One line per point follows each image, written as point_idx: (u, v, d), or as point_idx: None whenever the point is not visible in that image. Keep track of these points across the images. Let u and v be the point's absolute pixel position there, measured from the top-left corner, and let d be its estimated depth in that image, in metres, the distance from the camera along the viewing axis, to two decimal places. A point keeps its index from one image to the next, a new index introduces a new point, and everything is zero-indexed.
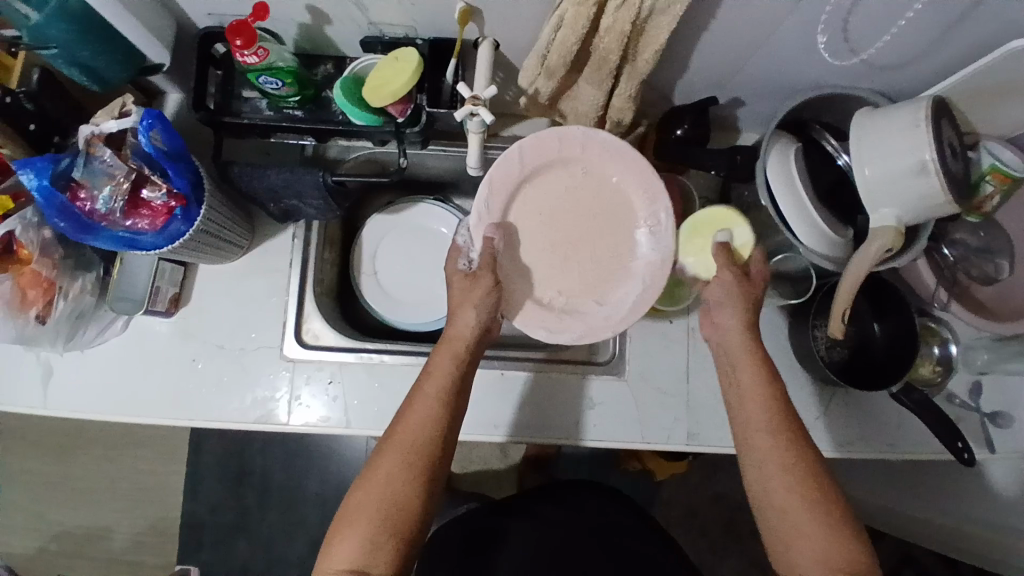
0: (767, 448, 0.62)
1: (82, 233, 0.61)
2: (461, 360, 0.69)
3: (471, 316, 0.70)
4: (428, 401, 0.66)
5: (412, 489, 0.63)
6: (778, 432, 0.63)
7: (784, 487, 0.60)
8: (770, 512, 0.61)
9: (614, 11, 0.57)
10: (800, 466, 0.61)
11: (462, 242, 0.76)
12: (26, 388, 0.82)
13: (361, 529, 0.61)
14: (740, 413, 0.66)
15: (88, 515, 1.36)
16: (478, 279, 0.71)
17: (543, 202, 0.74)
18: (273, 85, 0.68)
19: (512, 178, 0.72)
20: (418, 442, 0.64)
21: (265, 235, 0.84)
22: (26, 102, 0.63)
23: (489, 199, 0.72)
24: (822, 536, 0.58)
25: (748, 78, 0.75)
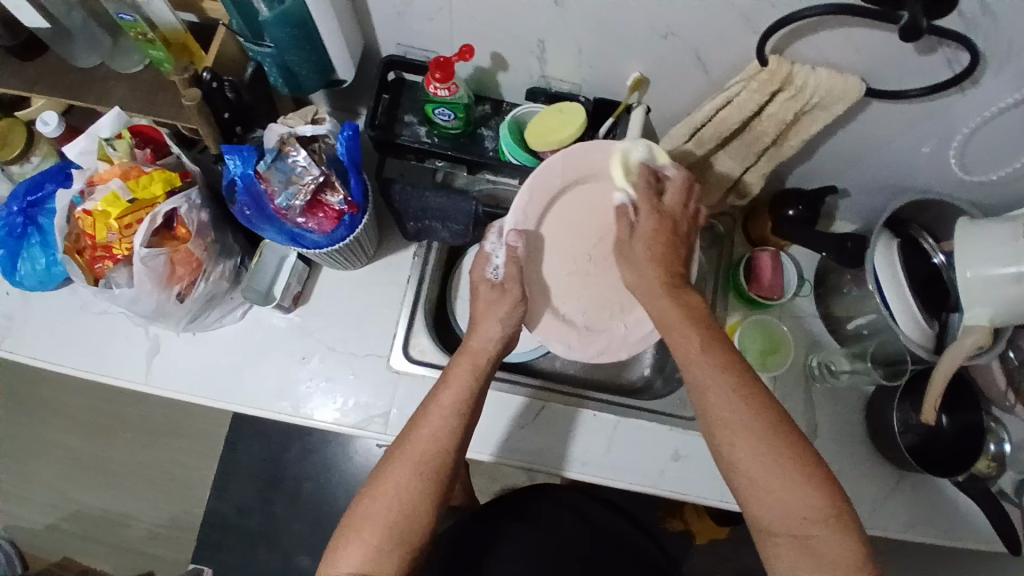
0: (727, 408, 0.57)
1: (262, 221, 0.68)
2: (480, 375, 0.66)
3: (495, 328, 0.67)
4: (442, 415, 0.63)
5: (422, 500, 0.61)
6: (733, 377, 0.58)
7: (753, 444, 0.56)
8: (738, 467, 0.57)
9: (782, 102, 0.65)
10: (764, 423, 0.56)
11: (490, 249, 0.72)
12: (135, 362, 0.84)
13: (368, 538, 0.60)
14: (689, 368, 0.60)
15: (108, 500, 1.33)
16: (505, 292, 0.68)
17: (576, 213, 0.73)
18: (445, 116, 0.73)
19: (550, 189, 0.70)
20: (430, 458, 0.62)
21: (389, 249, 0.90)
22: (229, 92, 0.66)
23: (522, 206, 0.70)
24: (796, 489, 0.55)
25: (861, 174, 0.83)
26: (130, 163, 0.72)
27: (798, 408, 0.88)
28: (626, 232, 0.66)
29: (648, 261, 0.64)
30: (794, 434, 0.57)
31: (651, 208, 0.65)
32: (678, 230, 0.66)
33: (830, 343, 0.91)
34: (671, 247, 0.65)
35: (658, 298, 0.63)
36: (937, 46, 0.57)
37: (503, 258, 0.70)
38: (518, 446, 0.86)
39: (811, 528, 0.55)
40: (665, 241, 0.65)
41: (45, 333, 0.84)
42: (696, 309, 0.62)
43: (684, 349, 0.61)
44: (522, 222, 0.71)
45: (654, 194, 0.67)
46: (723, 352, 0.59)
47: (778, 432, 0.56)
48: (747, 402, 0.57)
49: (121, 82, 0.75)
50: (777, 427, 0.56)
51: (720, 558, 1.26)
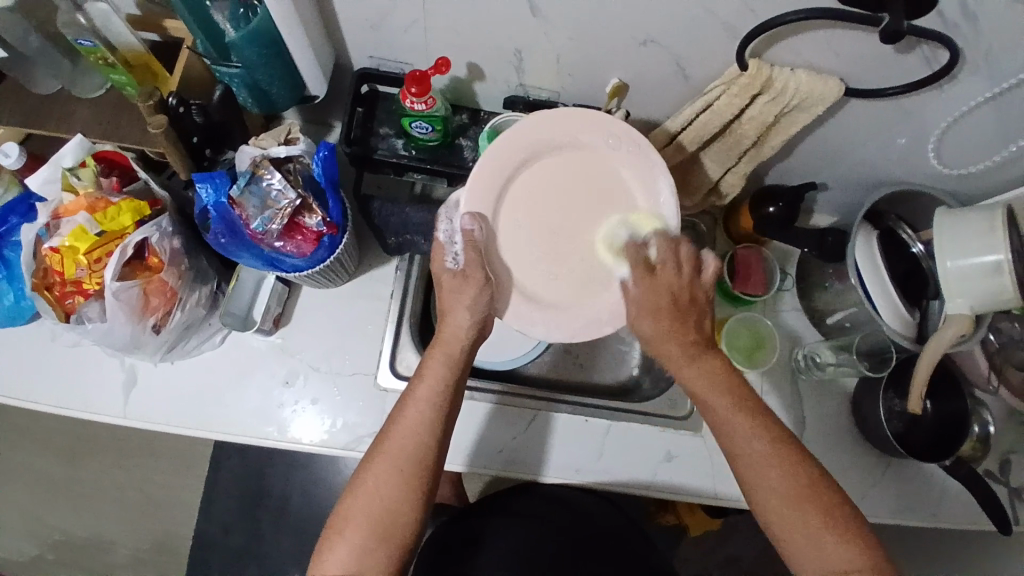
0: (759, 474, 0.59)
1: (237, 247, 0.66)
2: (456, 364, 0.64)
3: (464, 316, 0.64)
4: (416, 410, 0.62)
5: (403, 496, 0.60)
6: (765, 445, 0.59)
7: (789, 512, 0.58)
8: (781, 537, 0.58)
9: (762, 105, 0.65)
10: (796, 487, 0.58)
11: (445, 237, 0.66)
12: (110, 395, 0.81)
13: (351, 536, 0.59)
14: (722, 439, 0.62)
15: (89, 527, 1.29)
16: (468, 278, 0.63)
17: (539, 183, 0.67)
18: (423, 129, 0.72)
19: (506, 167, 0.65)
20: (408, 450, 0.61)
21: (371, 264, 0.89)
22: (197, 116, 0.64)
23: (479, 186, 0.64)
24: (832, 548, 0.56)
25: (837, 168, 0.84)
26: (96, 194, 0.69)
27: (787, 401, 0.89)
28: (633, 312, 0.64)
29: (662, 340, 0.62)
30: (831, 492, 0.58)
31: (644, 289, 0.63)
32: (686, 301, 0.63)
33: (814, 336, 0.92)
34: (680, 320, 0.62)
35: (684, 369, 0.62)
36: (916, 46, 0.57)
37: (461, 242, 0.64)
38: (512, 458, 0.85)
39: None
40: (671, 315, 0.62)
41: (15, 370, 0.81)
42: (720, 379, 0.62)
43: (713, 414, 0.62)
44: (478, 203, 0.65)
45: (647, 272, 0.63)
46: (755, 417, 0.60)
47: (811, 496, 0.58)
48: (778, 469, 0.59)
49: (82, 106, 0.71)
50: (811, 492, 0.58)
51: (709, 547, 1.27)
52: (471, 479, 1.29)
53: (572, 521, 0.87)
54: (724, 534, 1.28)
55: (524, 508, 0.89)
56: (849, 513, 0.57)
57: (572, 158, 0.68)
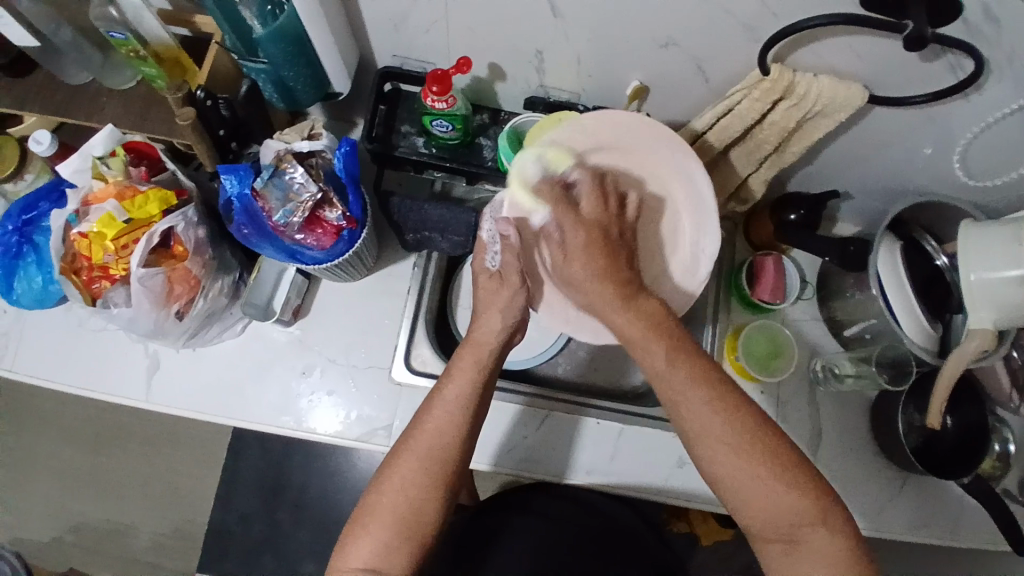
0: (698, 420, 0.56)
1: (259, 239, 0.67)
2: (484, 367, 0.65)
3: (496, 320, 0.66)
4: (444, 410, 0.62)
5: (429, 495, 0.60)
6: (703, 391, 0.56)
7: (729, 457, 0.55)
8: (724, 483, 0.56)
9: (783, 110, 0.65)
10: (738, 430, 0.55)
11: (487, 236, 0.68)
12: (133, 380, 0.83)
13: (375, 531, 0.59)
14: (659, 385, 0.58)
15: (111, 510, 1.32)
16: (504, 280, 0.67)
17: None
18: (443, 128, 0.72)
19: (543, 172, 0.66)
20: (436, 451, 0.61)
21: (389, 260, 0.90)
22: (224, 110, 0.66)
23: (519, 191, 0.66)
24: (776, 492, 0.54)
25: (861, 177, 0.83)
26: (125, 182, 0.71)
27: (803, 412, 0.88)
28: (562, 254, 0.61)
29: (593, 279, 0.60)
30: (772, 434, 0.55)
31: (573, 223, 0.60)
32: (612, 238, 0.61)
33: (833, 346, 0.91)
34: (611, 258, 0.60)
35: (616, 312, 0.59)
36: (940, 53, 0.56)
37: (498, 244, 0.67)
38: (523, 457, 0.85)
39: (798, 530, 0.54)
40: (603, 251, 0.60)
41: (45, 352, 0.84)
42: (657, 320, 0.59)
43: (651, 363, 0.58)
44: (519, 209, 0.66)
45: (571, 207, 0.61)
46: (690, 361, 0.57)
47: (754, 438, 0.55)
48: (720, 413, 0.55)
49: (113, 99, 0.74)
50: (755, 435, 0.55)
51: (723, 557, 1.26)
52: (483, 479, 1.29)
53: (590, 524, 0.87)
54: (737, 545, 1.26)
55: (541, 507, 0.87)
56: (795, 457, 0.55)
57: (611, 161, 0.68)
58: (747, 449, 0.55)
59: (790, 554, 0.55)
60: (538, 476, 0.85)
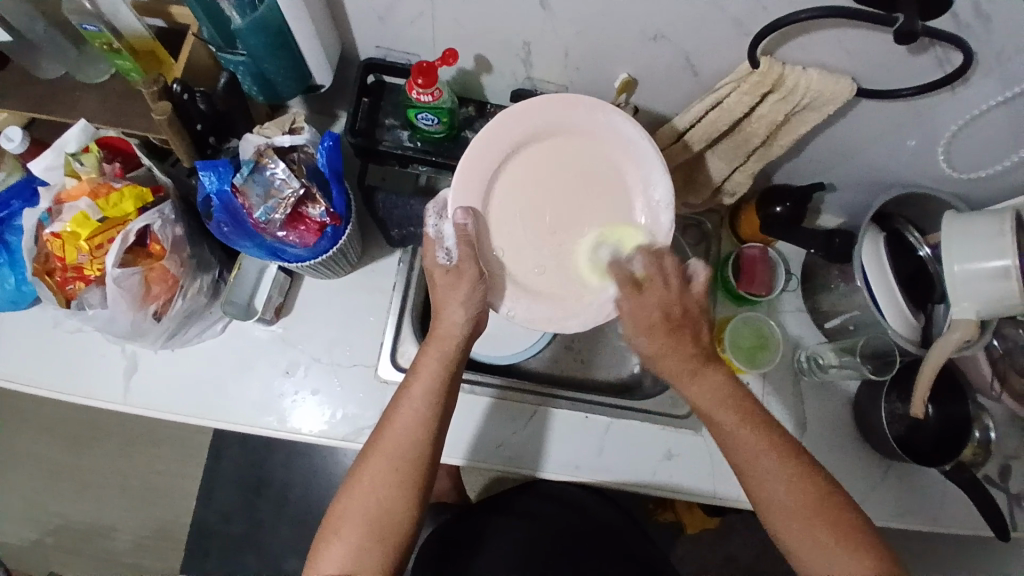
0: (767, 490, 0.60)
1: (240, 237, 0.66)
2: (449, 360, 0.64)
3: (458, 313, 0.64)
4: (412, 409, 0.61)
5: (400, 497, 0.60)
6: (773, 460, 0.60)
7: (797, 526, 0.59)
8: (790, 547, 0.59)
9: (772, 103, 0.64)
10: (807, 500, 0.59)
11: (434, 233, 0.65)
12: (110, 382, 0.81)
13: (348, 535, 0.59)
14: (731, 451, 0.63)
15: (90, 512, 1.29)
16: (461, 274, 0.62)
17: (527, 172, 0.66)
18: (428, 121, 0.71)
19: (492, 159, 0.64)
20: (404, 447, 0.60)
21: (373, 257, 0.88)
22: (201, 103, 0.64)
23: (464, 181, 0.63)
24: (839, 558, 0.57)
25: (846, 169, 0.83)
26: (99, 179, 0.69)
27: (788, 403, 0.89)
28: (629, 327, 0.64)
29: (662, 354, 0.63)
30: (839, 504, 0.59)
31: (635, 307, 0.63)
32: (678, 314, 0.63)
33: (817, 338, 0.92)
34: (676, 337, 0.62)
35: (689, 386, 0.64)
36: (929, 47, 0.56)
37: (453, 238, 0.63)
38: (513, 453, 0.85)
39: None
40: (667, 333, 0.62)
41: (19, 354, 0.81)
42: (726, 394, 0.63)
43: (719, 428, 0.63)
44: (467, 199, 0.64)
45: (635, 290, 0.63)
46: (761, 432, 0.61)
47: (821, 507, 0.59)
48: (787, 481, 0.60)
49: (88, 92, 0.71)
50: (821, 508, 0.58)
51: (707, 545, 1.27)
52: (470, 473, 1.29)
53: (573, 520, 0.87)
54: (722, 533, 1.27)
55: (523, 508, 0.88)
56: (858, 524, 0.58)
57: (561, 145, 0.67)
58: (817, 515, 0.58)
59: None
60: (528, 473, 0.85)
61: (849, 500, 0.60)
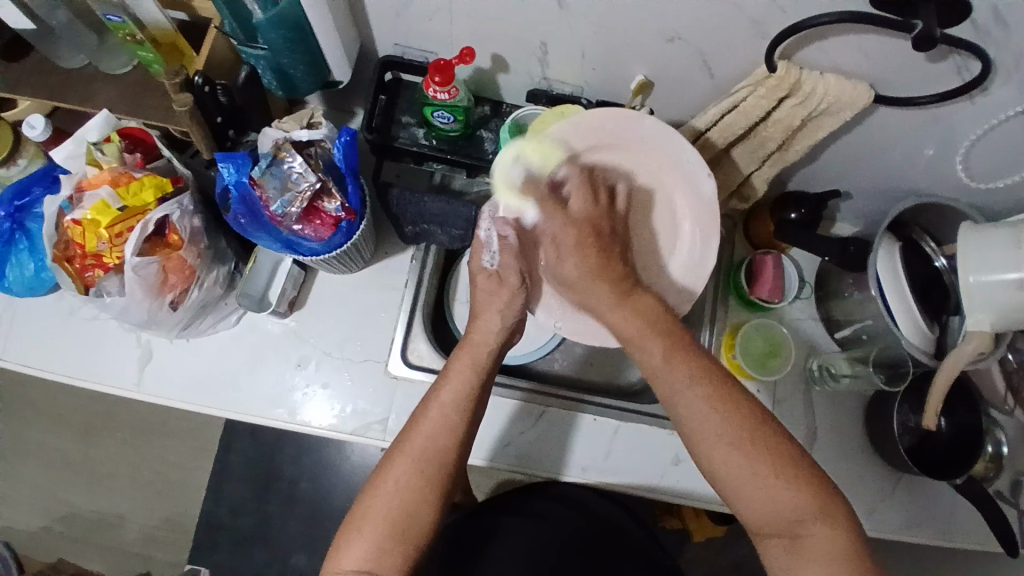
0: (696, 420, 0.56)
1: (257, 229, 0.66)
2: (481, 369, 0.64)
3: (494, 322, 0.66)
4: (439, 413, 0.62)
5: (424, 498, 0.60)
6: (699, 385, 0.57)
7: (729, 456, 0.55)
8: (723, 480, 0.56)
9: (789, 107, 0.64)
10: (735, 425, 0.55)
11: (484, 236, 0.67)
12: (125, 370, 0.82)
13: (369, 536, 0.58)
14: (657, 379, 0.59)
15: (100, 500, 1.31)
16: (503, 282, 0.66)
17: (590, 188, 0.69)
18: (444, 119, 0.72)
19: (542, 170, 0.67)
20: (432, 453, 0.61)
21: (386, 253, 0.89)
22: (223, 96, 0.65)
23: (517, 191, 0.66)
24: (776, 488, 0.53)
25: (862, 176, 0.82)
26: (119, 169, 0.70)
27: (798, 411, 0.88)
28: (556, 249, 0.62)
29: (581, 272, 0.61)
30: (769, 428, 0.55)
31: (563, 221, 0.62)
32: (603, 232, 0.62)
33: (829, 346, 0.91)
34: (602, 257, 0.61)
35: (611, 312, 0.61)
36: (948, 54, 0.56)
37: (498, 245, 0.66)
38: (520, 454, 0.85)
39: (799, 526, 0.53)
40: (595, 247, 0.61)
41: (37, 341, 0.82)
42: (651, 316, 0.61)
43: (650, 363, 0.59)
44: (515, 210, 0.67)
45: (559, 205, 0.63)
46: (686, 357, 0.58)
47: (754, 432, 0.55)
48: (716, 406, 0.56)
49: (108, 84, 0.73)
50: (751, 433, 0.55)
51: (713, 553, 1.26)
52: (477, 473, 1.29)
53: (584, 521, 0.87)
54: (728, 541, 1.26)
55: (534, 507, 0.88)
56: (796, 456, 0.55)
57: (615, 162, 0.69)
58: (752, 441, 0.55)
59: (794, 554, 0.53)
60: (536, 474, 0.85)
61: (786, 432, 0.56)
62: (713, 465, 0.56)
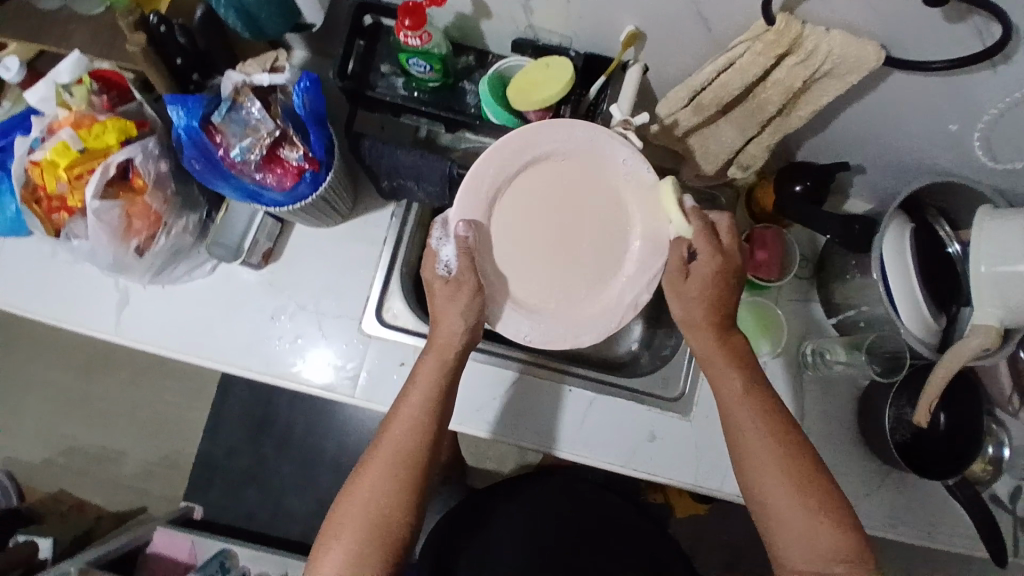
0: (757, 442, 0.65)
1: (215, 177, 0.64)
2: (448, 369, 0.66)
3: (457, 322, 0.65)
4: (412, 415, 0.65)
5: (397, 498, 0.63)
6: (763, 414, 0.66)
7: (784, 502, 0.63)
8: (766, 502, 0.64)
9: (789, 66, 0.59)
10: (791, 459, 0.64)
11: (437, 245, 0.66)
12: (102, 312, 0.82)
13: (348, 540, 0.62)
14: (728, 399, 0.68)
15: (102, 436, 1.35)
16: (461, 285, 0.63)
17: (536, 193, 0.67)
18: (420, 68, 0.67)
19: (487, 180, 0.64)
20: (404, 455, 0.64)
21: (366, 208, 0.86)
22: (178, 35, 0.63)
23: (467, 194, 0.64)
24: (816, 525, 0.62)
25: (875, 148, 0.76)
26: (84, 110, 0.68)
27: (788, 395, 0.84)
28: (676, 275, 0.68)
29: (701, 305, 0.68)
30: (818, 474, 0.64)
31: (711, 249, 0.66)
32: (733, 276, 0.68)
33: (827, 331, 0.86)
34: (722, 294, 0.68)
35: (710, 338, 0.69)
36: (967, 12, 0.50)
37: (453, 251, 0.64)
38: (497, 418, 0.82)
39: (835, 567, 0.61)
40: (720, 284, 0.67)
41: (17, 281, 0.82)
42: (740, 353, 0.70)
43: (724, 378, 0.69)
44: (468, 211, 0.64)
45: (711, 237, 0.67)
46: (760, 391, 0.68)
47: (802, 472, 0.64)
48: (775, 440, 0.65)
49: (81, 25, 0.71)
50: (801, 467, 0.64)
51: (700, 529, 1.25)
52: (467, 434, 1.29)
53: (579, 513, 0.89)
54: (715, 519, 1.25)
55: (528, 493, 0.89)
56: (836, 496, 0.63)
57: (562, 167, 0.67)
58: (802, 480, 0.63)
59: None
60: (511, 443, 0.82)
61: (829, 473, 0.65)
62: (764, 486, 0.64)
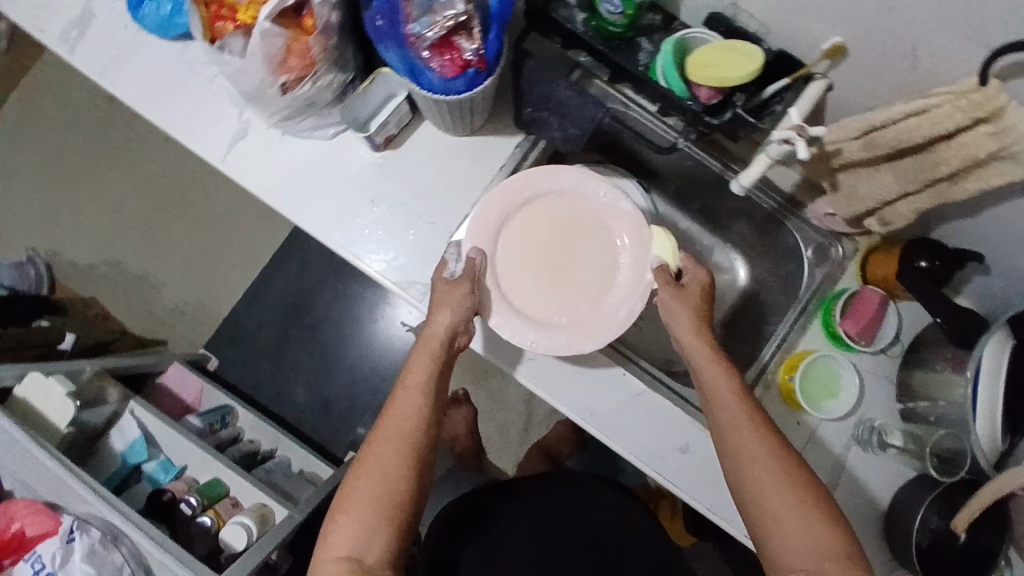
0: (741, 433, 0.67)
1: (390, 41, 0.65)
2: (438, 358, 0.73)
3: (446, 316, 0.73)
4: (409, 397, 0.71)
5: (402, 475, 0.68)
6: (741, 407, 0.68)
7: (779, 495, 0.63)
8: (757, 492, 0.64)
9: (979, 134, 0.57)
10: (778, 452, 0.65)
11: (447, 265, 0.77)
12: (217, 139, 0.84)
13: (354, 515, 0.66)
14: (710, 400, 0.70)
15: (151, 263, 1.39)
16: (457, 286, 0.74)
17: (536, 225, 0.81)
18: (612, 7, 0.67)
19: (493, 213, 0.79)
20: (405, 435, 0.69)
21: (493, 130, 0.86)
22: None
23: (476, 227, 0.78)
24: (808, 520, 0.62)
25: (1018, 248, 0.73)
26: None
27: (831, 459, 0.82)
28: (670, 301, 0.76)
29: (685, 316, 0.75)
30: (803, 469, 0.65)
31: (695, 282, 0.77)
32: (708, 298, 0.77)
33: (890, 412, 0.84)
34: (701, 310, 0.75)
35: (698, 345, 0.73)
36: None
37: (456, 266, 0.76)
38: (542, 375, 0.81)
39: (826, 565, 0.59)
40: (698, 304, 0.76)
41: (150, 82, 0.85)
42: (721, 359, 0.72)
43: (710, 378, 0.71)
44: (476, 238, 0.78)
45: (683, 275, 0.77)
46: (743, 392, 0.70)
47: (786, 464, 0.65)
48: (759, 431, 0.67)
49: None
50: (787, 458, 0.65)
51: None
52: None
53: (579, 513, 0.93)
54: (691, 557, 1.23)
55: (527, 494, 0.97)
56: (815, 488, 0.64)
57: (556, 207, 0.81)
58: (788, 469, 0.64)
59: None
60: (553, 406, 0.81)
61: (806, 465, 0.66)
62: (755, 474, 0.65)
